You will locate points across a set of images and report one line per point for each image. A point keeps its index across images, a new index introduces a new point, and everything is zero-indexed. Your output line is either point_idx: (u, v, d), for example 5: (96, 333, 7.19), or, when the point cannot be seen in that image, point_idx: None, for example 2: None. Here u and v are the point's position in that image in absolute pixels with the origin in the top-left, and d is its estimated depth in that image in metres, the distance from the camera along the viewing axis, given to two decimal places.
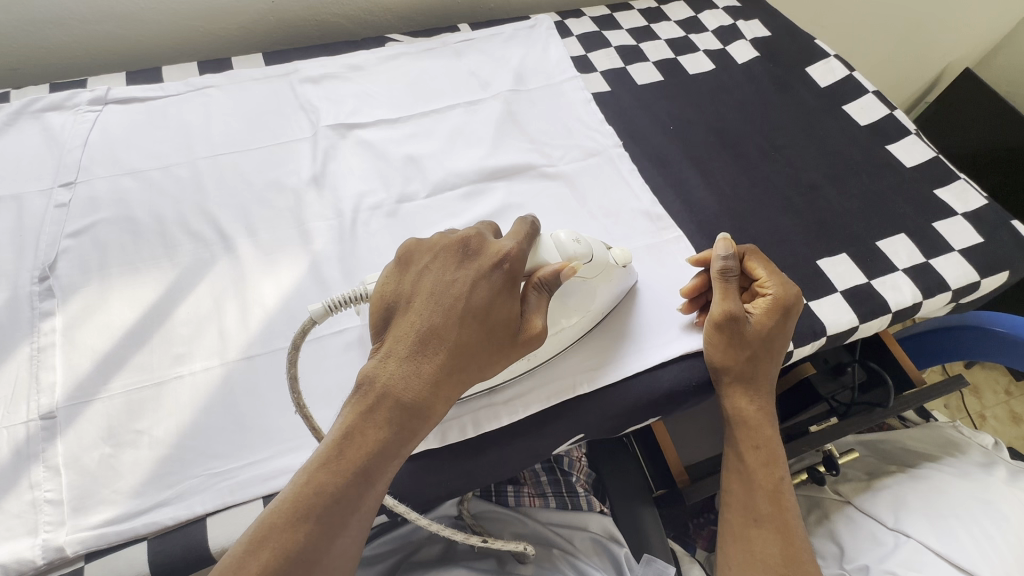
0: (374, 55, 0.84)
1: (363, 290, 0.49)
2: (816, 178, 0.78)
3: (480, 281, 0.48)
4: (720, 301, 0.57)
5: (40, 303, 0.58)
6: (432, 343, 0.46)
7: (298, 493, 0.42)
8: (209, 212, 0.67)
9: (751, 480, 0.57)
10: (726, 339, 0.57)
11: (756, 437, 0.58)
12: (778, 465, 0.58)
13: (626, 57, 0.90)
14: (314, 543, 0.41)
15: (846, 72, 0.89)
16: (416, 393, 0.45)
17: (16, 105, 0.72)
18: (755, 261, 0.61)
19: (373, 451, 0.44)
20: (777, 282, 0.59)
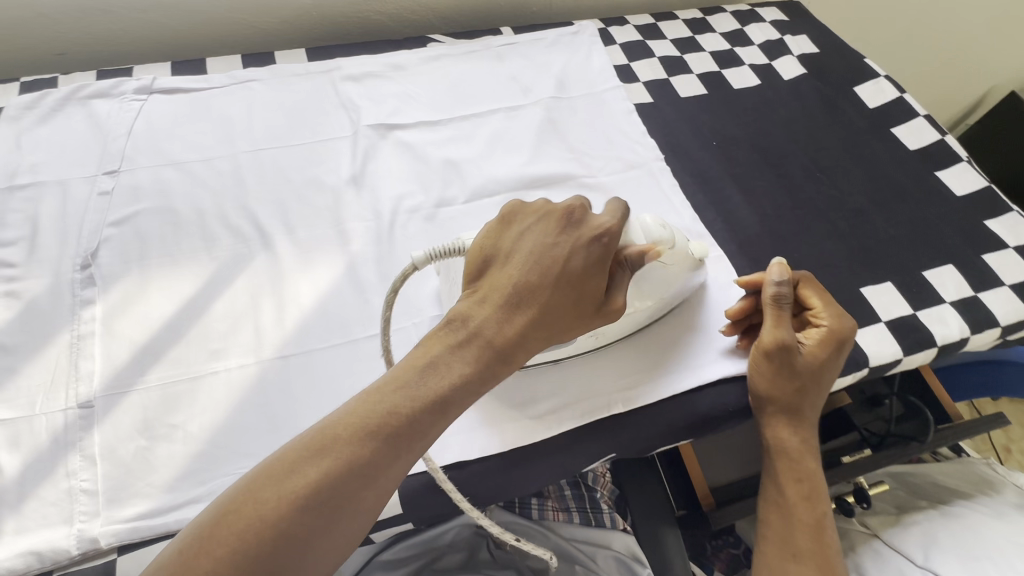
0: (416, 55, 0.83)
1: (460, 243, 0.50)
2: (862, 203, 0.75)
3: (578, 251, 0.48)
4: (772, 326, 0.56)
5: (81, 290, 0.59)
6: (522, 297, 0.47)
7: (372, 405, 0.42)
8: (249, 207, 0.67)
9: (793, 512, 0.56)
10: (775, 368, 0.56)
11: (798, 470, 0.58)
12: (820, 500, 0.57)
13: (669, 68, 0.89)
14: (380, 460, 0.41)
15: (896, 93, 0.87)
16: (500, 338, 0.46)
17: (64, 91, 0.72)
18: (810, 290, 0.59)
19: (454, 384, 0.44)
20: (833, 314, 0.57)
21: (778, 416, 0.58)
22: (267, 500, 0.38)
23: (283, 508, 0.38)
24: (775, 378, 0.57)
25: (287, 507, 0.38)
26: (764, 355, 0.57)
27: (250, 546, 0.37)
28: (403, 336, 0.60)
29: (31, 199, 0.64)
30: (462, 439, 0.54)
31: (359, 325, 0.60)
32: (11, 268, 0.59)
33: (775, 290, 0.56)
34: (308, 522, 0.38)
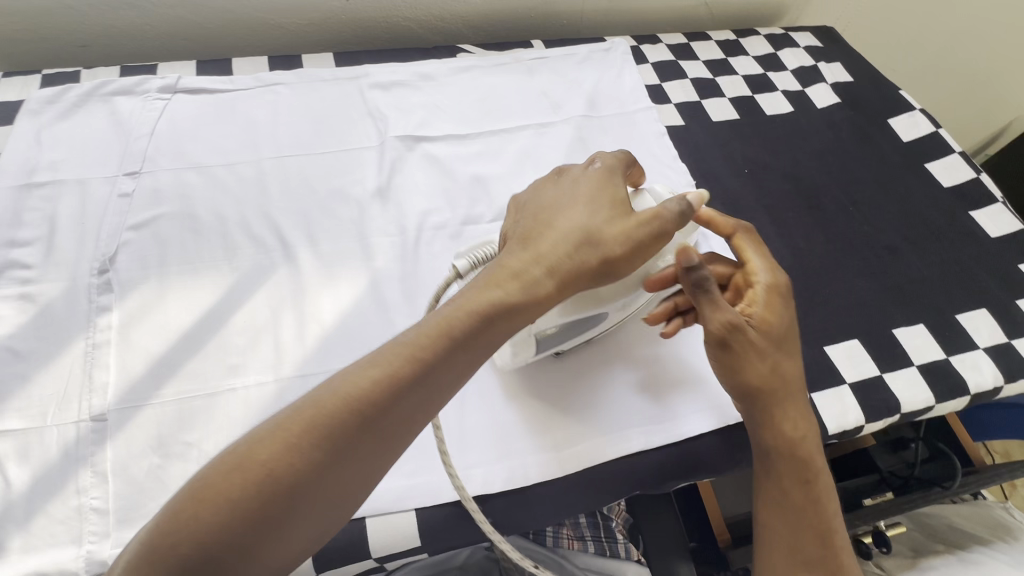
0: (445, 66, 0.82)
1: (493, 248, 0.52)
2: (895, 240, 0.74)
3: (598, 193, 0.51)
4: (709, 310, 0.50)
5: (98, 296, 0.57)
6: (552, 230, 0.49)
7: (386, 358, 0.41)
8: (271, 216, 0.65)
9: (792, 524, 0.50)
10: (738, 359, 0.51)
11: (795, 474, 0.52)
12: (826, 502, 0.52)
13: (701, 90, 0.87)
14: (397, 385, 0.40)
15: (930, 128, 0.85)
16: (537, 269, 0.46)
17: (87, 87, 0.71)
18: (743, 241, 0.56)
19: (468, 309, 0.43)
20: (766, 267, 0.54)
21: (763, 410, 0.53)
22: (274, 448, 0.37)
23: (297, 454, 0.37)
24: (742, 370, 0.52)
25: (308, 437, 0.38)
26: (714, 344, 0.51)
27: (267, 477, 0.36)
28: None
29: (50, 198, 0.63)
30: (480, 473, 0.52)
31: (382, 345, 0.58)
32: (28, 269, 0.58)
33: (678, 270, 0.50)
34: (320, 459, 0.37)
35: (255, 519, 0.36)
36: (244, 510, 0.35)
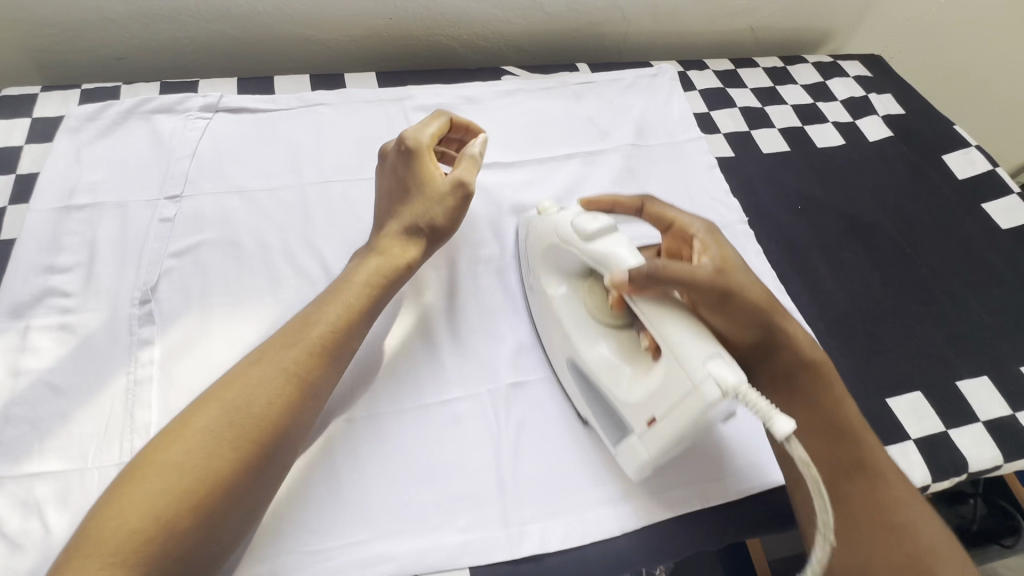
0: (490, 89, 0.80)
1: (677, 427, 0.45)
2: (954, 285, 0.71)
3: (394, 173, 0.59)
4: (692, 282, 0.48)
5: (139, 328, 0.55)
6: (381, 216, 0.59)
7: (285, 347, 0.49)
8: (316, 246, 0.63)
9: (822, 448, 0.52)
10: (727, 306, 0.51)
11: (807, 394, 0.54)
12: (853, 417, 0.52)
13: (751, 120, 0.85)
14: (241, 386, 0.46)
15: (988, 166, 0.82)
16: (359, 275, 0.55)
17: (127, 104, 0.69)
18: (654, 206, 0.58)
19: (302, 322, 0.51)
20: (688, 216, 0.57)
21: (765, 340, 0.54)
22: (218, 434, 0.44)
23: (192, 446, 0.43)
24: (729, 310, 0.52)
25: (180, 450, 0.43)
26: (708, 303, 0.51)
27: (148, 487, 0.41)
28: (476, 404, 0.56)
29: (89, 221, 0.61)
30: (534, 529, 0.51)
31: (432, 388, 0.56)
32: (67, 297, 0.56)
33: (627, 280, 0.47)
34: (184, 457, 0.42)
35: (198, 508, 0.41)
36: (180, 489, 0.41)
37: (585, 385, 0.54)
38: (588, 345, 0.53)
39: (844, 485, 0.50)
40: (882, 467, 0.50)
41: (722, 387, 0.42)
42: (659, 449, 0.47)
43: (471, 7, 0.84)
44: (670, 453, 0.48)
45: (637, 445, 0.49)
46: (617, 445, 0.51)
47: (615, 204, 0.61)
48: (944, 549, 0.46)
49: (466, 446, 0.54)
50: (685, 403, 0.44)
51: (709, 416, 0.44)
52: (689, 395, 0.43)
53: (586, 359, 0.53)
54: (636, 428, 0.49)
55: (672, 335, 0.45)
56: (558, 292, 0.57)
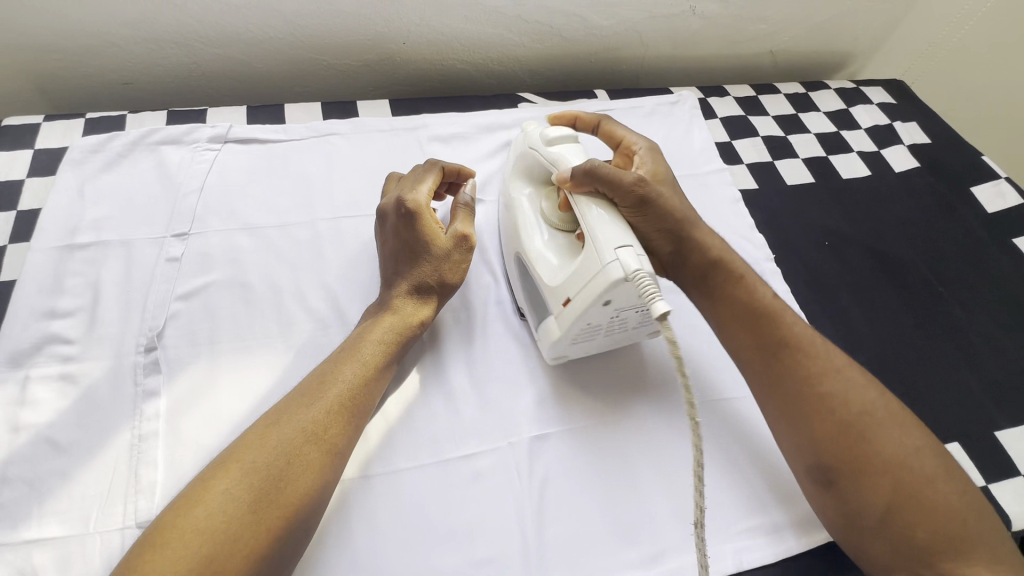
0: (507, 116, 0.77)
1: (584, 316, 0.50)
2: (988, 326, 0.69)
3: (394, 232, 0.57)
4: (613, 182, 0.52)
5: (144, 378, 0.52)
6: (386, 274, 0.57)
7: (304, 405, 0.47)
8: (329, 287, 0.60)
9: (751, 340, 0.54)
10: (648, 209, 0.54)
11: (726, 289, 0.56)
12: (773, 310, 0.54)
13: (774, 149, 0.82)
14: (257, 444, 0.44)
15: (1019, 199, 0.80)
16: (375, 331, 0.54)
17: (134, 135, 0.66)
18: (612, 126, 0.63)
19: (318, 378, 0.50)
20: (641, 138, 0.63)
21: (676, 245, 0.56)
22: (235, 496, 0.41)
23: (206, 509, 0.40)
24: (651, 215, 0.55)
25: (195, 513, 0.40)
26: (630, 205, 0.53)
27: (160, 553, 0.38)
28: (498, 458, 0.53)
29: (93, 261, 0.58)
30: None
31: (451, 442, 0.53)
32: (69, 344, 0.53)
33: (571, 176, 0.52)
34: (197, 521, 0.40)
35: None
36: (195, 554, 0.38)
37: (525, 276, 0.58)
38: (531, 235, 0.57)
39: (786, 381, 0.51)
40: (803, 341, 0.52)
41: (625, 269, 0.46)
42: (572, 327, 0.51)
43: (487, 31, 0.81)
44: (585, 336, 0.53)
45: (552, 326, 0.53)
46: (539, 328, 0.56)
47: (577, 119, 0.64)
48: (882, 415, 0.49)
49: (489, 506, 0.51)
50: (594, 282, 0.48)
51: (616, 299, 0.48)
52: (597, 275, 0.48)
53: (529, 248, 0.56)
54: (554, 308, 0.53)
55: (593, 218, 0.50)
56: (520, 195, 0.60)
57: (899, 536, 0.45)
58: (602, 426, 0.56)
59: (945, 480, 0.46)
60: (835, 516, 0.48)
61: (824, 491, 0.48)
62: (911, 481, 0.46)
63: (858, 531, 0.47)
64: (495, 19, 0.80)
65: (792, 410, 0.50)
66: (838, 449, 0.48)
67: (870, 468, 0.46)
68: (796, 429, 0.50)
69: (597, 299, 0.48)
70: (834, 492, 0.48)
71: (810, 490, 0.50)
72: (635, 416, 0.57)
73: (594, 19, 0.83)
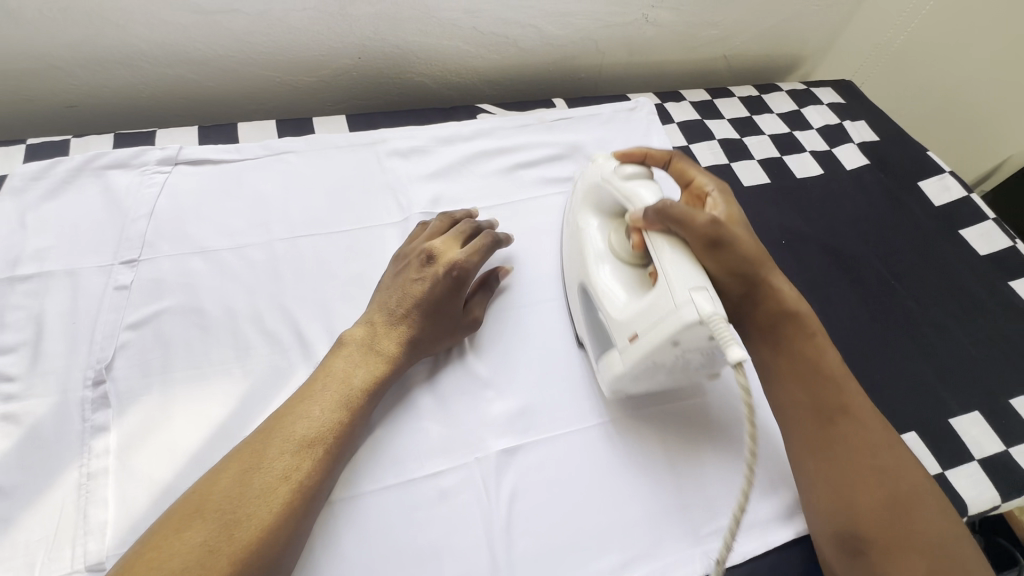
0: (465, 128, 0.77)
1: (652, 357, 0.49)
2: (939, 316, 0.72)
3: (435, 283, 0.57)
4: (685, 219, 0.50)
5: (92, 414, 0.50)
6: (400, 307, 0.56)
7: (277, 441, 0.46)
8: (286, 309, 0.59)
9: (808, 401, 0.53)
10: (720, 250, 0.51)
11: (793, 343, 0.55)
12: (834, 380, 0.53)
13: (730, 152, 0.84)
14: (230, 485, 0.43)
15: (963, 192, 0.83)
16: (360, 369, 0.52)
17: (77, 160, 0.64)
18: (683, 164, 0.61)
19: (301, 415, 0.48)
20: (713, 179, 0.60)
21: (748, 290, 0.55)
22: (218, 548, 0.39)
23: (171, 559, 0.38)
24: (722, 256, 0.52)
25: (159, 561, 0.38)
26: (700, 244, 0.51)
27: None
28: (465, 475, 0.53)
29: (36, 294, 0.56)
30: None
31: (415, 462, 0.53)
32: (10, 382, 0.51)
33: (643, 216, 0.52)
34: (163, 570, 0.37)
35: None
36: None
37: (589, 308, 0.58)
38: (598, 268, 0.58)
39: (840, 446, 0.50)
40: (863, 414, 0.52)
41: (701, 312, 0.45)
42: (636, 363, 0.50)
43: (443, 44, 0.82)
44: (645, 374, 0.52)
45: (617, 359, 0.53)
46: (601, 362, 0.56)
47: (647, 156, 0.62)
48: (924, 498, 0.48)
49: (457, 524, 0.50)
50: (667, 322, 0.47)
51: (684, 342, 0.47)
52: (670, 314, 0.47)
53: (596, 281, 0.56)
54: (620, 343, 0.52)
55: (669, 259, 0.49)
56: (588, 224, 0.61)
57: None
58: (571, 435, 0.56)
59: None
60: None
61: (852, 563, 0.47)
62: (946, 566, 0.45)
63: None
64: (449, 32, 0.80)
65: (837, 476, 0.50)
66: (877, 522, 0.47)
67: (904, 545, 0.46)
68: (836, 495, 0.49)
69: (666, 338, 0.47)
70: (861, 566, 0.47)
71: (836, 556, 0.49)
72: (606, 422, 0.57)
73: (549, 29, 0.84)
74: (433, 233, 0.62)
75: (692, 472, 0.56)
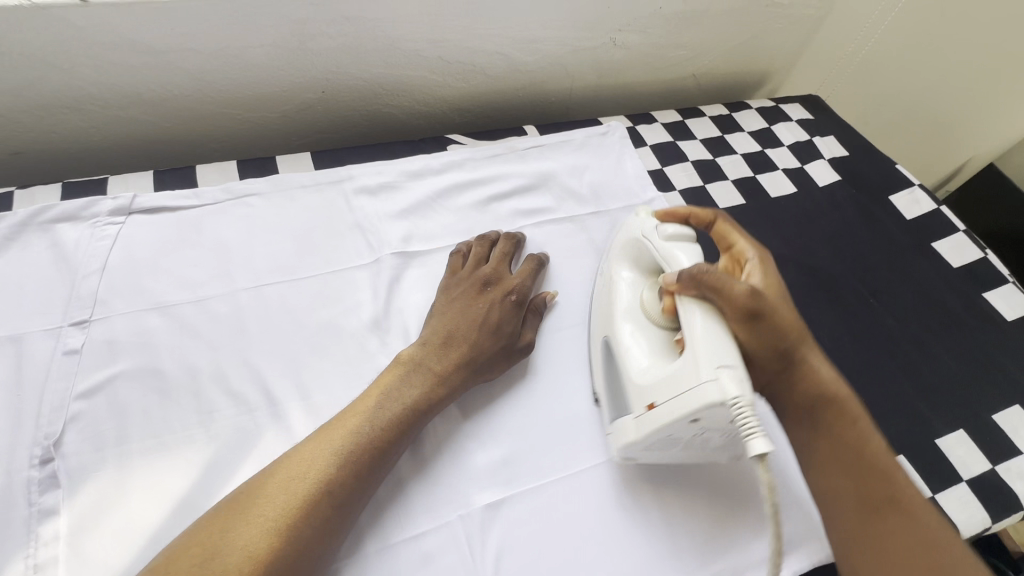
0: (435, 161, 0.75)
1: (667, 431, 0.47)
2: (917, 332, 0.72)
3: (498, 305, 0.59)
4: (721, 289, 0.48)
5: (41, 497, 0.47)
6: (450, 329, 0.57)
7: (257, 500, 0.42)
8: (253, 365, 0.56)
9: (847, 493, 0.48)
10: (757, 322, 0.48)
11: (830, 427, 0.50)
12: (878, 468, 0.49)
13: (704, 173, 0.84)
14: (204, 550, 0.39)
15: (932, 205, 0.85)
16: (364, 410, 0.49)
17: (21, 214, 0.60)
18: (725, 226, 0.58)
19: (304, 462, 0.45)
20: (754, 243, 0.57)
21: (784, 366, 0.50)
22: None
23: None
24: (758, 329, 0.49)
25: None
26: (737, 314, 0.48)
27: None
28: (448, 535, 0.50)
29: None
30: None
31: (395, 523, 0.50)
32: None
33: (675, 280, 0.50)
34: None
35: None
36: None
37: (611, 364, 0.56)
38: (623, 320, 0.56)
39: (885, 537, 0.45)
40: (914, 503, 0.46)
41: (725, 395, 0.43)
42: (650, 434, 0.48)
43: (410, 74, 0.80)
44: (661, 445, 0.51)
45: (629, 426, 0.51)
46: (612, 422, 0.54)
47: (690, 216, 0.59)
48: None
49: None
50: (686, 397, 0.45)
51: (706, 419, 0.45)
52: (692, 389, 0.45)
53: (620, 336, 0.55)
54: (635, 410, 0.50)
55: (696, 324, 0.47)
56: (621, 277, 0.59)
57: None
58: (558, 483, 0.54)
59: None
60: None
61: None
62: None
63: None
64: (415, 62, 0.78)
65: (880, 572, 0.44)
66: None
67: None
68: None
69: (685, 415, 0.45)
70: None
71: None
72: (594, 466, 0.55)
73: (517, 56, 0.83)
74: (479, 257, 0.64)
75: (712, 533, 0.53)
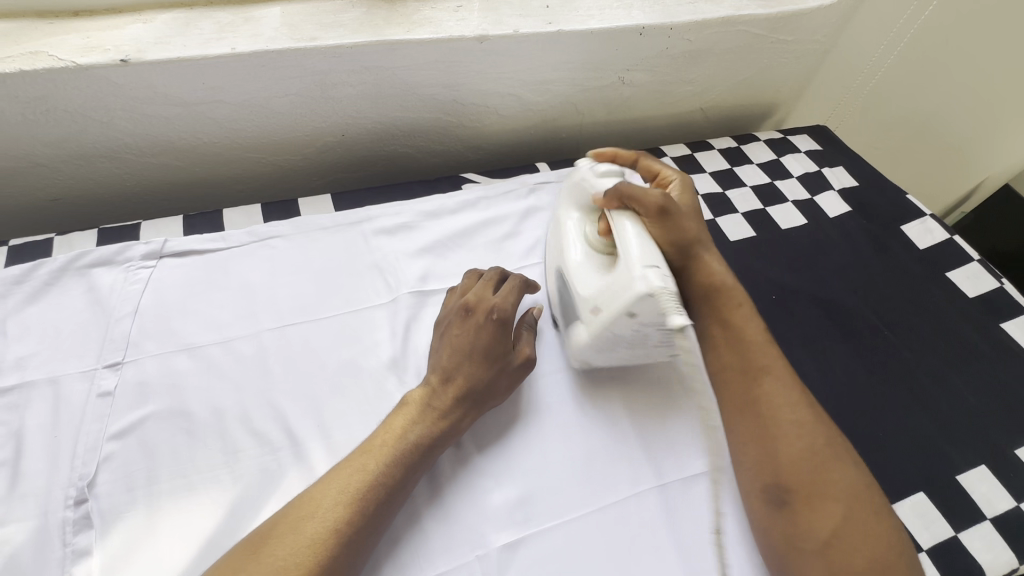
0: (451, 200, 0.78)
1: (608, 328, 0.54)
2: (934, 364, 0.71)
3: (481, 331, 0.58)
4: (642, 197, 0.56)
5: (74, 538, 0.48)
6: (448, 364, 0.57)
7: (269, 545, 0.43)
8: (275, 404, 0.58)
9: (735, 364, 0.57)
10: (671, 223, 0.57)
11: (723, 311, 0.60)
12: (761, 344, 0.58)
13: (715, 207, 0.85)
14: None
15: (945, 235, 0.85)
16: (376, 453, 0.50)
17: (60, 260, 0.64)
18: (648, 161, 0.69)
19: (316, 506, 0.46)
20: (677, 175, 0.68)
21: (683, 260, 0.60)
22: None
23: None
24: (669, 228, 0.58)
25: None
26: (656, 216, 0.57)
27: None
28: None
29: (15, 407, 0.55)
30: None
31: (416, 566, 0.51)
32: None
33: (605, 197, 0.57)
34: None
35: None
36: None
37: (561, 286, 0.63)
38: (571, 249, 0.61)
39: (771, 405, 0.54)
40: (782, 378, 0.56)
41: (651, 286, 0.49)
42: (597, 334, 0.56)
43: (425, 116, 0.83)
44: (605, 347, 0.57)
45: (579, 331, 0.58)
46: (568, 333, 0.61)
47: (617, 156, 0.69)
48: (836, 452, 0.52)
49: None
50: (623, 294, 0.51)
51: (639, 313, 0.51)
52: (625, 288, 0.51)
53: (568, 263, 0.60)
54: (583, 316, 0.57)
55: (626, 234, 0.54)
56: (569, 218, 0.63)
57: (838, 561, 0.48)
58: (574, 521, 0.55)
59: (884, 519, 0.49)
60: (779, 535, 0.51)
61: (777, 510, 0.51)
62: (859, 514, 0.49)
63: (800, 553, 0.49)
64: (431, 105, 0.81)
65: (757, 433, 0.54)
66: (798, 474, 0.51)
67: (821, 495, 0.50)
68: (761, 450, 0.53)
69: (621, 310, 0.51)
70: (783, 512, 0.51)
71: (765, 512, 0.52)
72: (611, 505, 0.56)
73: (528, 96, 0.86)
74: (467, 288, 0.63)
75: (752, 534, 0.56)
